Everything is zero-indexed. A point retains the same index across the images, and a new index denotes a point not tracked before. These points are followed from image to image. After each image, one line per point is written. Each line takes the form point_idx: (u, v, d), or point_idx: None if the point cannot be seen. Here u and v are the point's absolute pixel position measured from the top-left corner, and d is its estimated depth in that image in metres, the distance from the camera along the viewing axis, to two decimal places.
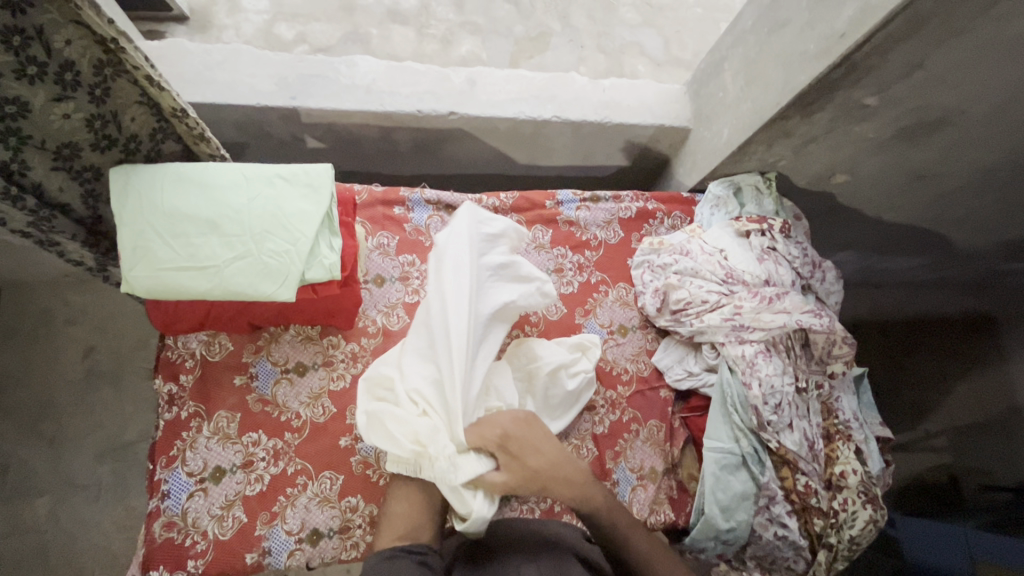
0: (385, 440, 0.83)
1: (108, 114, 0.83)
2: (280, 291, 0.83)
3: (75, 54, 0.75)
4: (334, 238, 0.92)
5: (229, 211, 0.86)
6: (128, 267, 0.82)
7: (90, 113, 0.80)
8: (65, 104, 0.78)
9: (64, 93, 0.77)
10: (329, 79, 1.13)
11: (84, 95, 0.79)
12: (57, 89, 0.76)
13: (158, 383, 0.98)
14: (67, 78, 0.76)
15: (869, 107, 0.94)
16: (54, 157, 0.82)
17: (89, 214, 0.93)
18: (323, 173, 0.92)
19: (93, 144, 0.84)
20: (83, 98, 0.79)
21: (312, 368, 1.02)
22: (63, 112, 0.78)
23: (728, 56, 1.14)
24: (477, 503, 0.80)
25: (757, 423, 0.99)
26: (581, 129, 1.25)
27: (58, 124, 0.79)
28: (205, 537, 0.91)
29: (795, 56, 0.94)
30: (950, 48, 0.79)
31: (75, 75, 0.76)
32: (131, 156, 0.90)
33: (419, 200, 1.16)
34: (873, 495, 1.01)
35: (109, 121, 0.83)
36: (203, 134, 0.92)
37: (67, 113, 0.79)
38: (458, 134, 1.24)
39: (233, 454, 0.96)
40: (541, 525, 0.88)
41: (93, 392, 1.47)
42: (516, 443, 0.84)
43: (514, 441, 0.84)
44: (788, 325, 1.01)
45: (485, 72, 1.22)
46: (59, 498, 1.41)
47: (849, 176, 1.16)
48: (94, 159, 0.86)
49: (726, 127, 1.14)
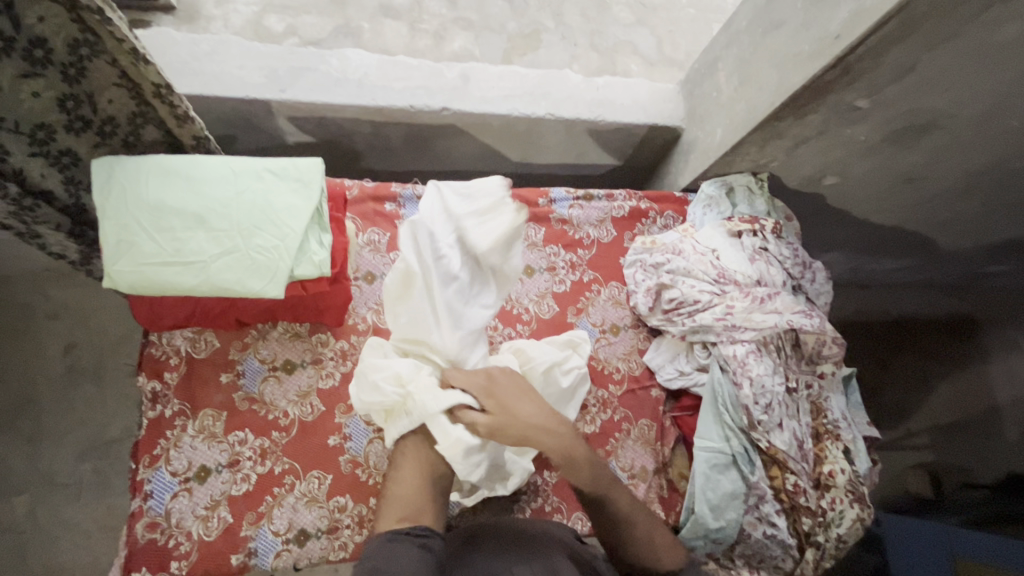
0: (367, 396, 0.86)
1: (81, 95, 0.81)
2: (267, 288, 0.82)
3: (48, 31, 0.73)
4: (324, 233, 0.90)
5: (216, 205, 0.84)
6: (111, 262, 0.80)
7: (62, 92, 0.79)
8: (35, 82, 0.76)
9: (32, 70, 0.74)
10: (319, 73, 1.11)
11: (56, 74, 0.77)
12: (25, 66, 0.74)
13: (142, 381, 0.95)
14: (37, 55, 0.74)
15: (860, 110, 0.95)
16: (30, 141, 0.79)
17: (71, 202, 0.90)
18: (313, 167, 0.90)
19: (67, 125, 0.82)
20: (54, 77, 0.77)
21: (301, 366, 1.00)
22: (32, 90, 0.76)
23: (722, 56, 1.14)
24: (455, 434, 0.81)
25: (748, 423, 1.00)
26: (575, 127, 1.25)
27: (27, 103, 0.76)
28: (190, 538, 0.90)
29: (789, 57, 0.94)
30: (941, 52, 0.80)
31: (46, 52, 0.74)
32: (107, 140, 0.89)
33: (410, 196, 1.14)
34: (860, 494, 1.03)
35: (83, 102, 0.82)
36: (186, 113, 0.90)
37: (37, 92, 0.77)
38: (451, 130, 1.23)
39: (219, 454, 0.94)
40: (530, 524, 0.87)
41: (73, 389, 1.44)
42: (500, 388, 0.86)
43: (499, 386, 0.87)
44: (779, 325, 1.01)
45: (478, 68, 1.20)
46: (38, 497, 1.37)
47: (840, 178, 1.17)
48: (69, 142, 0.84)
49: (719, 127, 1.15)
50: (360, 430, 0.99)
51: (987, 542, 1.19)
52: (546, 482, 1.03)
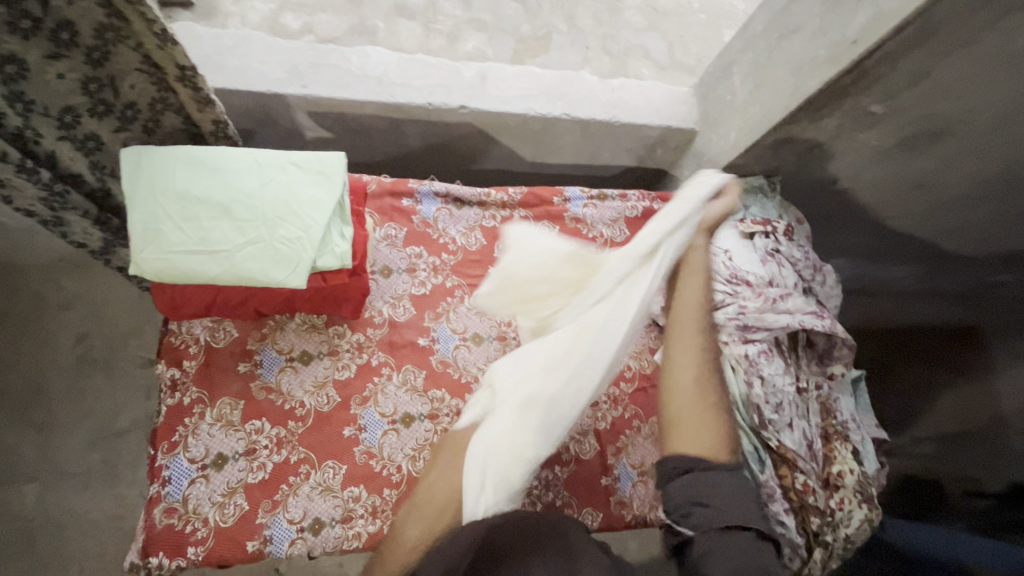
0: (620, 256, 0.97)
1: (104, 78, 0.82)
2: (290, 278, 0.83)
3: (76, 15, 0.74)
4: (345, 226, 0.91)
5: (241, 196, 0.86)
6: (137, 250, 0.81)
7: (85, 74, 0.80)
8: (60, 64, 0.76)
9: (58, 51, 0.75)
10: (340, 69, 1.13)
11: (80, 57, 0.78)
12: (51, 48, 0.74)
13: (161, 368, 0.97)
14: (63, 37, 0.74)
15: (874, 114, 0.97)
16: (58, 125, 0.81)
17: (98, 186, 0.92)
18: (336, 161, 0.92)
19: (90, 109, 0.84)
20: (79, 59, 0.78)
21: (317, 357, 1.01)
22: (57, 72, 0.77)
23: (737, 60, 1.16)
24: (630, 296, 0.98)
25: (758, 422, 1.00)
26: (589, 127, 1.26)
27: (53, 84, 0.77)
28: (206, 525, 0.91)
29: (805, 61, 0.96)
30: (956, 59, 0.82)
31: (71, 35, 0.75)
32: (128, 124, 0.91)
33: (427, 192, 1.16)
34: (868, 495, 1.04)
35: (105, 85, 0.83)
36: (207, 97, 0.93)
37: (63, 74, 0.77)
38: (467, 128, 1.25)
39: (235, 442, 0.95)
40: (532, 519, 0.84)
41: (84, 379, 1.45)
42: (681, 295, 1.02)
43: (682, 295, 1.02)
44: (791, 325, 1.03)
45: (495, 68, 1.22)
46: (47, 485, 1.38)
47: (851, 183, 1.18)
48: (93, 126, 0.86)
49: (734, 130, 1.17)
50: (375, 422, 1.00)
51: (986, 544, 1.20)
52: (558, 476, 1.05)
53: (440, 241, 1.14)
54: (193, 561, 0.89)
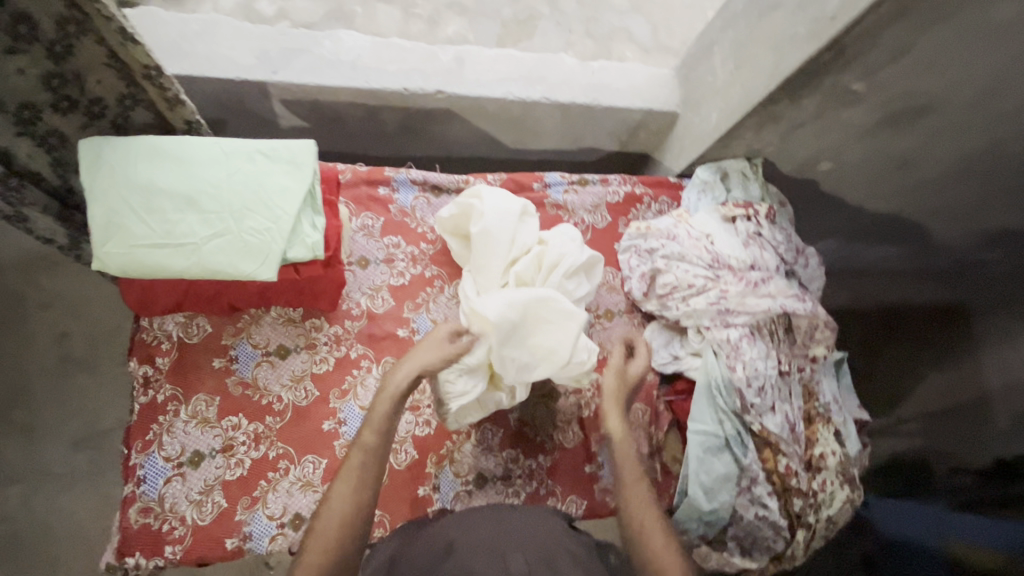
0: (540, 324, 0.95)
1: (68, 73, 0.79)
2: (260, 270, 0.81)
3: (34, 7, 0.71)
4: (317, 216, 0.89)
5: (207, 186, 0.83)
6: (100, 244, 0.79)
7: (48, 69, 0.77)
8: (20, 58, 0.73)
9: (18, 46, 0.72)
10: (312, 54, 1.10)
11: (42, 51, 0.74)
12: (9, 41, 0.71)
13: (133, 366, 0.95)
14: (22, 31, 0.72)
15: (856, 92, 0.96)
16: (15, 120, 0.78)
17: (59, 183, 0.89)
18: (305, 149, 0.89)
19: (53, 104, 0.80)
20: (40, 54, 0.74)
21: (294, 351, 1.00)
22: (17, 67, 0.74)
23: (718, 39, 1.13)
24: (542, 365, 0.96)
25: (740, 406, 1.00)
26: (570, 111, 1.24)
27: (12, 80, 0.75)
28: (184, 523, 0.89)
29: (785, 38, 0.95)
30: (936, 32, 0.81)
31: (32, 28, 0.72)
32: (96, 121, 0.87)
33: (404, 180, 1.13)
34: (850, 475, 1.05)
35: (70, 81, 0.80)
36: (177, 97, 0.88)
37: (23, 69, 0.74)
38: (444, 114, 1.22)
39: (212, 439, 0.93)
40: (514, 522, 0.83)
41: (64, 378, 1.42)
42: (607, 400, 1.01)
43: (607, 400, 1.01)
44: (772, 308, 1.02)
45: (473, 51, 1.19)
46: (30, 487, 1.36)
47: (834, 163, 1.17)
48: (56, 122, 0.83)
49: (715, 111, 1.15)
50: (356, 415, 0.98)
51: (988, 527, 1.16)
52: (541, 465, 1.04)
53: (417, 231, 1.12)
54: (170, 560, 0.88)
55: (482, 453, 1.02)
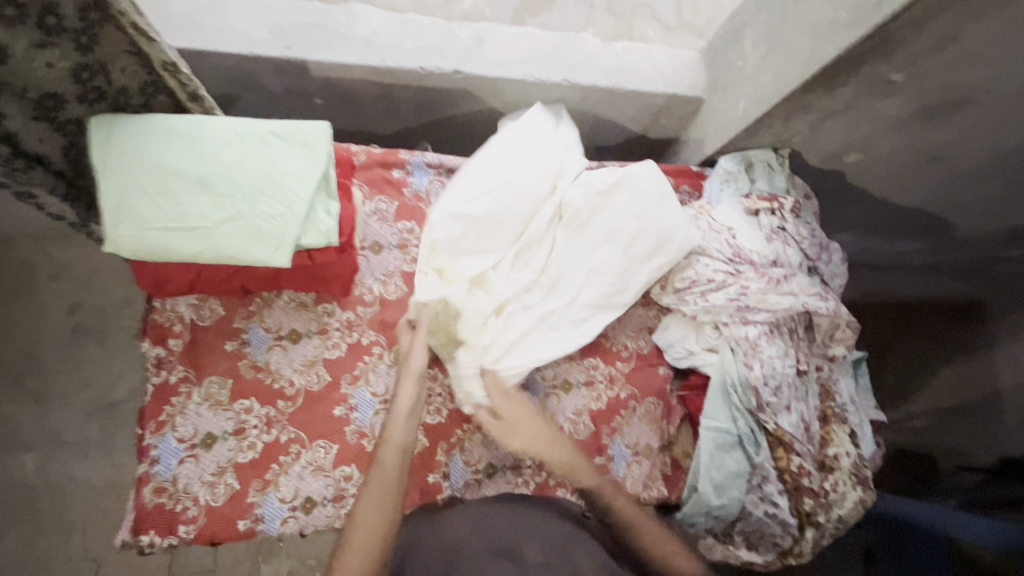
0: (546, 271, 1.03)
1: (95, 64, 0.77)
2: (274, 256, 0.79)
3: None
4: (331, 202, 0.87)
5: (219, 168, 0.81)
6: (111, 226, 0.77)
7: (77, 62, 0.75)
8: (49, 51, 0.72)
9: (46, 40, 0.71)
10: (325, 29, 1.06)
11: (70, 42, 0.73)
12: (40, 35, 0.70)
13: (146, 346, 0.94)
14: (50, 22, 0.70)
15: (893, 83, 0.92)
16: (34, 107, 0.76)
17: (67, 167, 0.86)
18: (319, 131, 0.86)
19: (79, 95, 0.79)
20: (69, 46, 0.73)
21: (306, 336, 0.99)
22: (46, 60, 0.73)
23: (750, 22, 1.08)
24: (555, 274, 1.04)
25: (756, 404, 0.99)
26: (591, 94, 1.20)
27: (40, 71, 0.73)
28: (197, 503, 0.90)
29: (824, 23, 0.90)
30: (987, 21, 0.77)
31: (58, 19, 0.70)
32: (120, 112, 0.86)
33: (419, 163, 1.10)
34: (864, 477, 1.03)
35: (97, 72, 0.78)
36: (196, 92, 0.88)
37: (51, 62, 0.73)
38: (461, 95, 1.18)
39: (224, 421, 0.93)
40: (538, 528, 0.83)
41: (79, 349, 1.43)
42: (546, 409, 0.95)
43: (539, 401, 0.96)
44: (793, 307, 1.01)
45: (492, 28, 1.15)
46: (46, 454, 1.39)
47: (863, 156, 1.12)
48: (79, 112, 0.81)
49: (743, 99, 1.11)
50: (366, 402, 0.98)
51: (988, 527, 1.12)
52: None
53: None
54: (184, 539, 0.89)
55: (492, 443, 1.02)
